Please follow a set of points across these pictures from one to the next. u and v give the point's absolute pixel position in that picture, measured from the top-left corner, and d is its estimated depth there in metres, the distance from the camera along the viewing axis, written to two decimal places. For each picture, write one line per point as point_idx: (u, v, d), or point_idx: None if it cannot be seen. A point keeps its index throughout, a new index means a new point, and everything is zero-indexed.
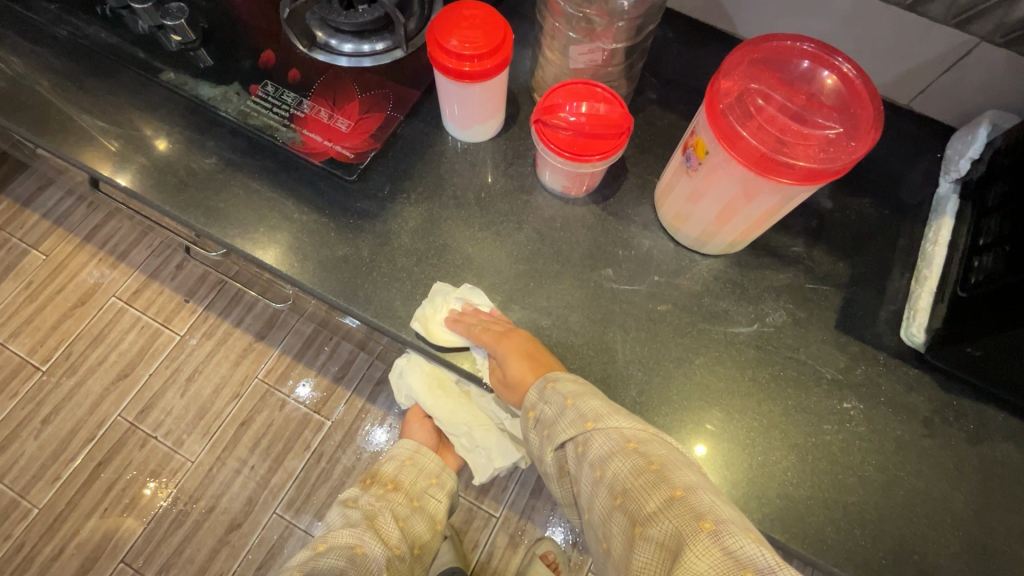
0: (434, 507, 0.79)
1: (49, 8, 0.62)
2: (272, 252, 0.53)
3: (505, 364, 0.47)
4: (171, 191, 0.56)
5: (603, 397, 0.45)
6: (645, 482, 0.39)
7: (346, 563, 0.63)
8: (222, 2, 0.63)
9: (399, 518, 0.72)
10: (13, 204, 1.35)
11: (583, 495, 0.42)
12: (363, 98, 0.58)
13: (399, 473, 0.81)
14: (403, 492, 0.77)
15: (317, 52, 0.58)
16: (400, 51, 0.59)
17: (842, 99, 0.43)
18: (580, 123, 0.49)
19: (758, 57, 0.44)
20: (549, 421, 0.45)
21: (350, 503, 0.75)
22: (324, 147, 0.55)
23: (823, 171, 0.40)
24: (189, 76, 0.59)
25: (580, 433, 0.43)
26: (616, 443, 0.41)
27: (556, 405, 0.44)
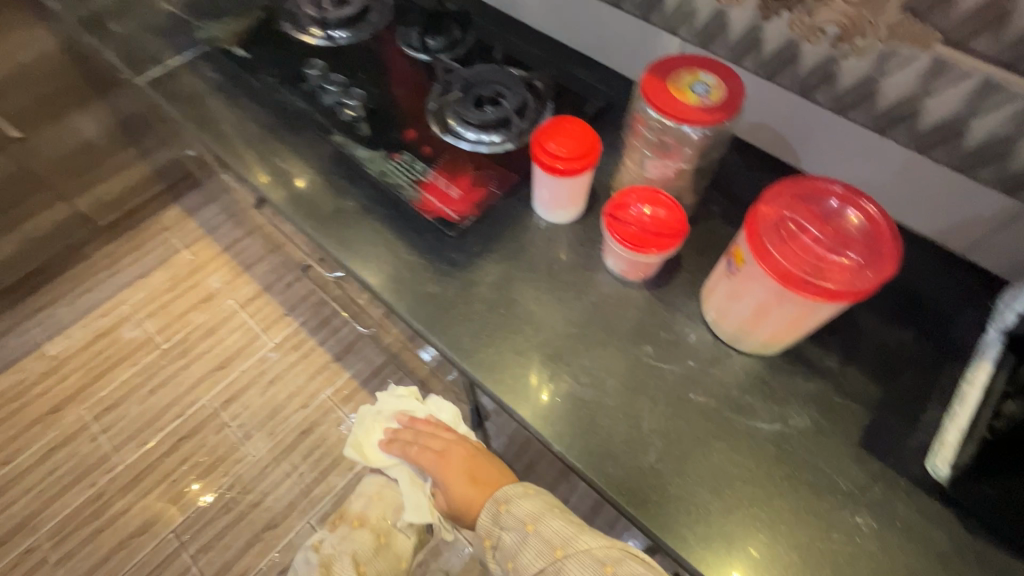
0: (402, 544, 0.87)
1: (270, 80, 0.83)
2: (377, 278, 0.67)
3: (442, 485, 0.74)
4: (316, 221, 0.72)
5: (548, 511, 0.64)
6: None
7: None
8: (387, 92, 0.82)
9: (359, 560, 0.83)
10: (181, 212, 1.68)
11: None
12: (475, 175, 0.73)
13: (365, 509, 0.89)
14: (369, 528, 0.87)
15: (447, 134, 0.76)
16: (510, 145, 0.75)
17: (867, 233, 0.50)
18: (642, 221, 0.59)
19: (794, 190, 0.53)
20: (512, 550, 0.63)
21: (317, 545, 0.87)
22: (436, 207, 0.70)
23: (841, 294, 0.47)
24: (351, 141, 0.77)
25: (552, 559, 0.59)
26: (594, 569, 0.57)
27: (519, 533, 0.63)
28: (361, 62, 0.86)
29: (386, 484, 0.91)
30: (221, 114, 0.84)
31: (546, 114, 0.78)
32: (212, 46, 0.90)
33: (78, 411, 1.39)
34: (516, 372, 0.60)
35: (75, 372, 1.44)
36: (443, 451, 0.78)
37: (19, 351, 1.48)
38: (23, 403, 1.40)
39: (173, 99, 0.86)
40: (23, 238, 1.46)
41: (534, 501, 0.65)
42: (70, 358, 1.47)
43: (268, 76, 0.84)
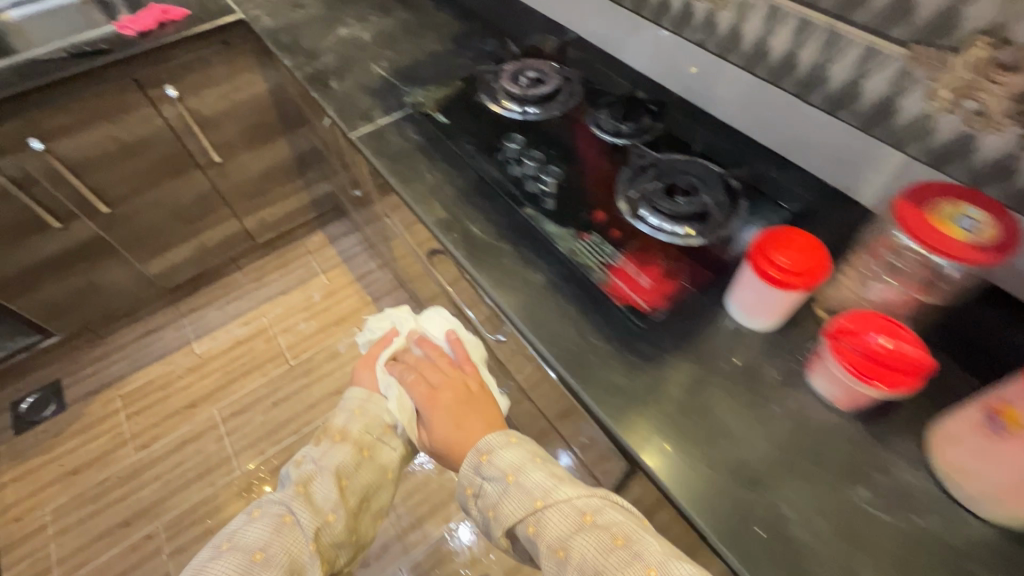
0: (387, 458, 0.77)
1: (468, 147, 0.88)
2: (508, 298, 0.71)
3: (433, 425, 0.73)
4: (502, 288, 0.73)
5: (533, 463, 0.63)
6: (612, 556, 0.54)
7: (271, 533, 0.66)
8: (577, 170, 0.84)
9: (341, 475, 0.72)
10: (324, 239, 1.88)
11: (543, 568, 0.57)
12: (666, 267, 0.72)
13: (348, 424, 0.77)
14: (351, 443, 0.75)
15: (635, 217, 0.76)
16: (700, 240, 0.73)
17: None
18: (879, 352, 0.54)
19: None
20: (494, 501, 0.63)
21: (301, 461, 0.75)
22: (628, 295, 0.68)
23: None
24: (541, 215, 0.78)
25: (531, 510, 0.60)
26: (574, 521, 0.57)
27: (499, 482, 0.63)
28: (553, 138, 0.89)
29: (370, 397, 0.79)
30: (417, 168, 0.88)
31: (738, 222, 0.76)
32: (416, 109, 0.98)
33: (211, 410, 1.50)
34: (655, 426, 0.60)
35: (213, 373, 1.57)
36: (435, 386, 0.76)
37: (171, 345, 1.64)
38: (167, 394, 1.54)
39: (377, 149, 0.92)
40: (198, 246, 1.64)
41: (519, 451, 0.65)
42: (212, 359, 1.61)
43: (465, 142, 0.89)
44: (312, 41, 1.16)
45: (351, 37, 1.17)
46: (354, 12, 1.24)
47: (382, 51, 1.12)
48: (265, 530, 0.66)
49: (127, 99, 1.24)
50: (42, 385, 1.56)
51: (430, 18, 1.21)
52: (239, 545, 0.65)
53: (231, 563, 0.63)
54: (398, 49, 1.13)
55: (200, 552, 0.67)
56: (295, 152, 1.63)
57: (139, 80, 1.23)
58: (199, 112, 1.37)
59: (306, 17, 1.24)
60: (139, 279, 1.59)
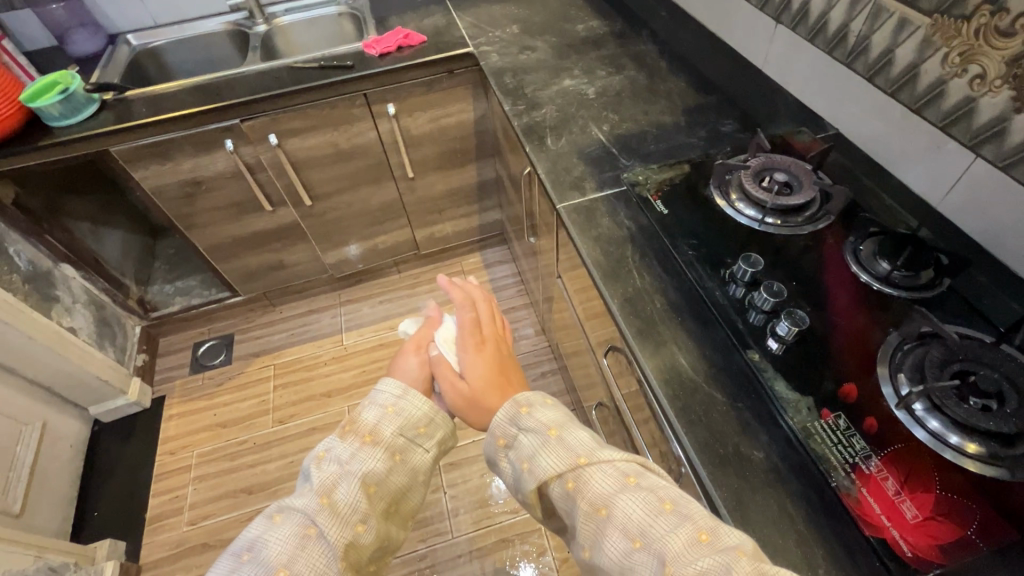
0: (420, 462, 0.60)
1: (688, 252, 0.76)
2: (654, 366, 0.68)
3: (472, 361, 0.66)
4: (707, 451, 0.60)
5: (567, 416, 0.57)
6: (665, 522, 0.45)
7: (295, 548, 0.50)
8: (826, 318, 0.68)
9: (369, 479, 0.56)
10: (480, 263, 1.88)
11: (579, 528, 0.49)
12: (941, 497, 0.53)
13: (381, 423, 0.60)
14: (384, 447, 0.58)
15: (900, 407, 0.57)
16: (1000, 470, 0.53)
17: None
18: None
19: None
20: (530, 456, 0.54)
21: (323, 457, 0.57)
22: (879, 517, 0.52)
23: None
24: (771, 367, 0.64)
25: (573, 466, 0.52)
26: (617, 482, 0.50)
27: (540, 436, 0.55)
28: (798, 266, 0.73)
29: (405, 393, 0.62)
30: (624, 263, 0.79)
31: None
32: (632, 188, 0.88)
33: (341, 405, 1.56)
34: None
35: (352, 370, 1.64)
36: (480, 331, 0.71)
37: (325, 330, 1.75)
38: (310, 377, 1.64)
39: (583, 227, 0.85)
40: (371, 246, 1.73)
41: (555, 408, 0.58)
42: (356, 354, 1.68)
43: (686, 245, 0.77)
44: (535, 89, 1.13)
45: (575, 90, 1.11)
46: (582, 63, 1.19)
47: (605, 112, 1.05)
48: (286, 544, 0.50)
49: (352, 112, 1.32)
50: (219, 335, 1.76)
51: (663, 83, 1.11)
52: (260, 562, 0.49)
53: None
54: (623, 113, 1.04)
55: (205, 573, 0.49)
56: (478, 179, 1.64)
57: (367, 96, 1.31)
58: (407, 130, 1.42)
59: (532, 61, 1.21)
60: (316, 264, 1.72)
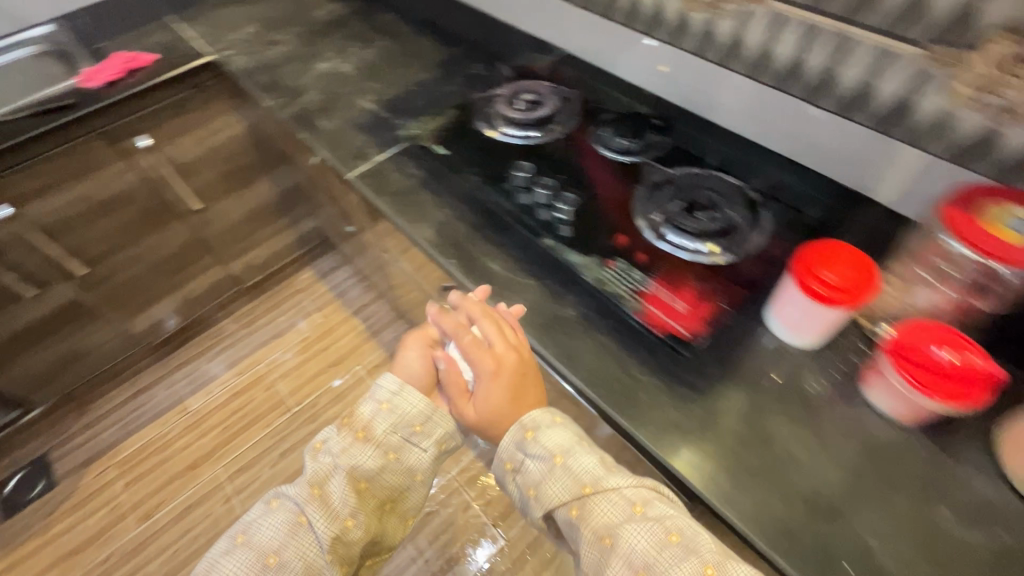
0: (415, 461, 0.71)
1: (474, 179, 0.86)
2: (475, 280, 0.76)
3: (487, 396, 0.66)
4: (533, 326, 0.70)
5: (575, 441, 0.64)
6: (668, 553, 0.55)
7: (286, 534, 0.66)
8: (591, 194, 0.81)
9: (363, 476, 0.69)
10: (313, 275, 1.82)
11: (585, 555, 0.59)
12: (698, 287, 0.69)
13: (374, 419, 0.71)
14: (376, 445, 0.70)
15: (657, 237, 0.74)
16: (726, 257, 0.71)
17: None
18: (946, 367, 0.53)
19: None
20: (540, 482, 0.63)
21: (319, 450, 0.71)
22: (663, 321, 0.66)
23: None
24: (562, 245, 0.76)
25: (581, 496, 0.60)
26: (623, 512, 0.59)
27: (547, 459, 0.63)
28: (560, 162, 0.86)
29: (401, 389, 0.72)
30: (423, 206, 0.85)
31: (755, 235, 0.74)
32: (412, 142, 0.95)
33: (213, 469, 1.43)
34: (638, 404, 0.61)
35: (212, 430, 1.50)
36: (490, 357, 0.66)
37: (165, 405, 1.56)
38: (165, 457, 1.46)
39: (377, 188, 0.88)
40: (183, 297, 1.57)
41: (564, 429, 0.65)
42: (211, 413, 1.54)
43: (471, 175, 0.86)
44: (292, 79, 1.11)
45: (332, 71, 1.13)
46: (331, 45, 1.20)
47: (367, 83, 1.09)
48: (279, 529, 0.67)
49: (97, 156, 1.17)
50: (27, 461, 1.46)
51: (412, 46, 1.18)
52: (255, 542, 0.66)
53: (243, 558, 0.66)
54: (383, 81, 1.09)
55: (219, 542, 0.69)
56: (277, 191, 1.57)
57: (108, 133, 1.16)
58: (174, 160, 1.30)
59: (281, 55, 1.19)
60: (123, 338, 1.51)
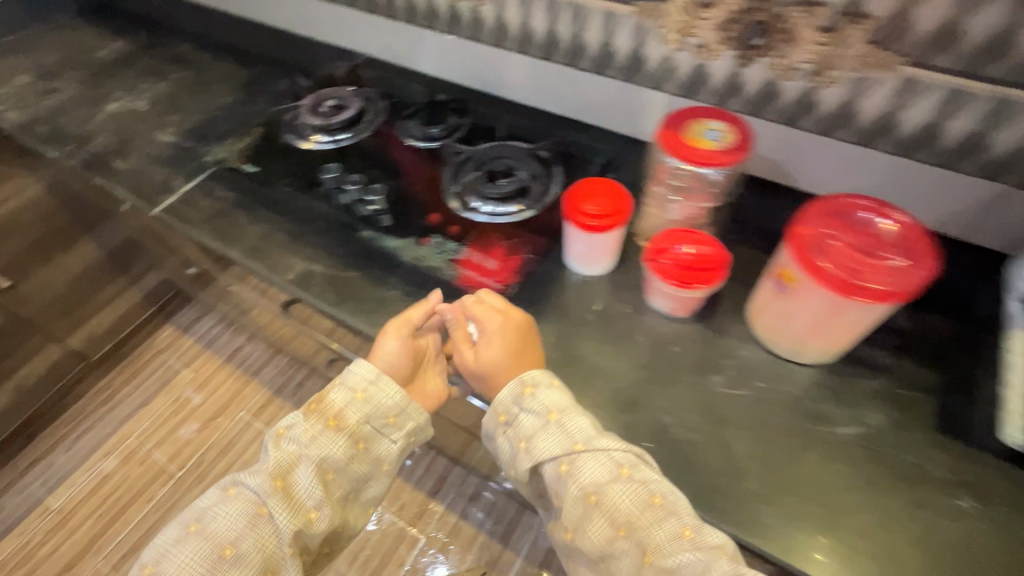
0: (384, 450, 0.66)
1: (286, 189, 0.87)
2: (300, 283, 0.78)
3: (486, 347, 0.63)
4: (362, 312, 0.74)
5: (572, 401, 0.59)
6: (650, 514, 0.54)
7: (245, 525, 0.60)
8: (403, 181, 0.86)
9: (327, 466, 0.63)
10: (174, 330, 1.68)
11: (566, 507, 0.57)
12: (506, 244, 0.77)
13: (345, 407, 0.65)
14: (346, 434, 0.64)
15: (466, 209, 0.78)
16: (530, 211, 0.77)
17: (905, 240, 0.54)
18: (687, 260, 0.63)
19: (833, 211, 0.57)
20: (530, 435, 0.59)
21: (282, 436, 0.64)
22: (478, 280, 0.74)
23: (889, 293, 0.51)
24: (379, 233, 0.81)
25: (569, 452, 0.57)
26: (610, 471, 0.55)
27: (540, 415, 0.58)
28: (370, 156, 0.90)
29: (376, 379, 0.66)
30: (240, 225, 0.85)
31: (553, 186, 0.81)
32: (220, 166, 0.93)
33: (95, 562, 1.30)
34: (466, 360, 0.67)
35: (84, 522, 1.36)
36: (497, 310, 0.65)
37: (20, 511, 1.38)
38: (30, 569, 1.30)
39: (185, 218, 0.86)
40: (14, 389, 1.38)
41: (563, 391, 0.60)
42: (79, 505, 1.38)
43: (283, 185, 0.88)
44: (78, 125, 1.04)
45: (125, 110, 1.07)
46: (121, 84, 1.14)
47: (166, 116, 1.05)
48: (236, 519, 0.61)
49: None
50: None
51: (211, 71, 1.14)
52: (209, 533, 0.60)
53: (195, 548, 0.60)
54: (183, 111, 1.06)
55: (169, 528, 0.63)
56: (105, 249, 1.44)
57: None
58: None
59: (63, 101, 1.10)
60: None
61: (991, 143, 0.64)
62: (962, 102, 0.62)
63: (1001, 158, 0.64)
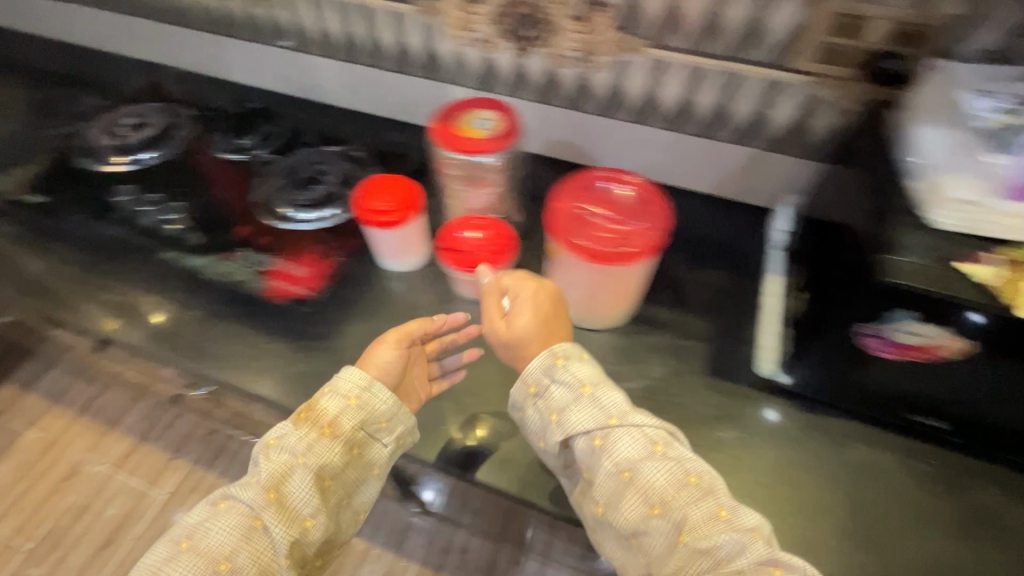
0: (376, 453, 0.56)
1: (75, 218, 0.81)
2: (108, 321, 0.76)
3: (517, 315, 0.56)
4: (164, 339, 0.73)
5: (603, 375, 0.54)
6: (685, 494, 0.48)
7: (238, 539, 0.49)
8: (211, 197, 0.83)
9: (320, 476, 0.52)
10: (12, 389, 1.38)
11: (599, 483, 0.50)
12: (320, 250, 0.76)
13: (340, 412, 0.55)
14: (341, 440, 0.54)
15: (284, 221, 0.77)
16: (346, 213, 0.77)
17: (640, 205, 0.59)
18: (472, 244, 0.66)
19: (581, 186, 0.61)
20: (562, 407, 0.52)
21: (273, 445, 0.53)
22: (287, 290, 0.72)
23: (626, 257, 0.56)
24: (183, 254, 0.78)
25: (602, 427, 0.50)
26: (645, 448, 0.49)
27: (574, 389, 0.52)
28: (177, 175, 0.86)
29: (369, 384, 0.57)
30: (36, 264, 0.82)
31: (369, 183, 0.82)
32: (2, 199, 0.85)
33: None
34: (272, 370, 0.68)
35: None
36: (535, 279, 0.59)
37: None
38: None
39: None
40: None
41: (593, 364, 0.54)
42: None
43: (72, 213, 0.82)
44: None
45: None
46: None
47: None
48: (229, 533, 0.50)
49: None
50: None
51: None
52: (201, 548, 0.49)
53: (188, 569, 0.48)
54: None
55: (155, 545, 0.51)
56: None
57: None
58: None
59: None
60: None
61: (734, 114, 0.71)
62: (700, 79, 0.69)
63: (744, 125, 0.72)
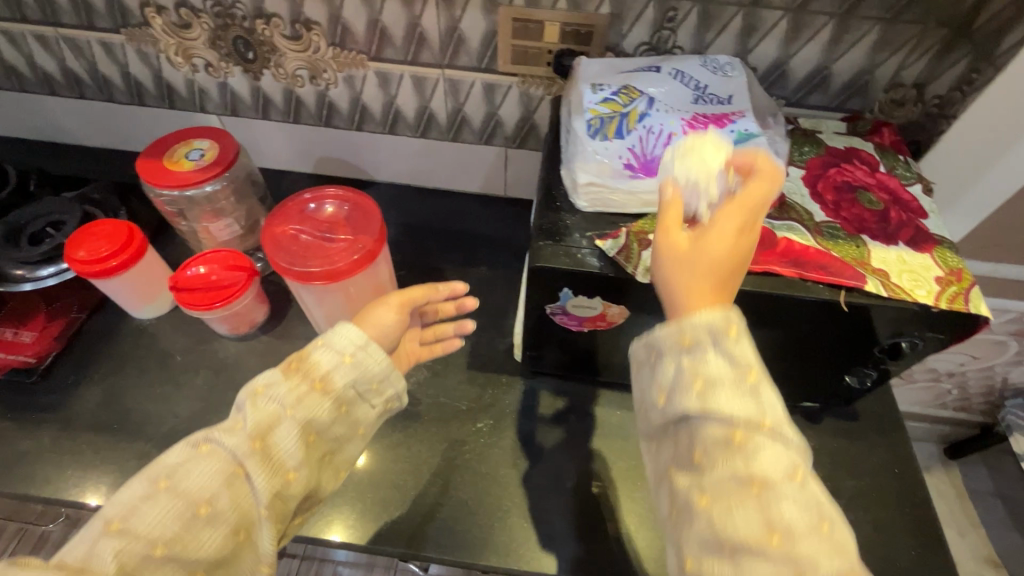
0: (365, 414, 0.46)
1: None
2: None
3: (717, 239, 0.38)
4: None
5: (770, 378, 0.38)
6: (817, 541, 0.34)
7: (221, 482, 0.40)
8: None
9: (309, 426, 0.43)
10: None
11: (711, 479, 0.35)
12: (49, 309, 0.68)
13: (334, 368, 0.44)
14: (330, 397, 0.43)
15: (22, 283, 0.64)
16: None
17: (351, 217, 0.60)
18: (202, 278, 0.63)
19: (290, 211, 0.61)
20: (715, 380, 0.36)
21: (260, 393, 0.42)
22: (5, 360, 0.64)
23: (337, 270, 0.56)
24: None
25: (750, 422, 0.35)
26: (787, 467, 0.35)
27: (738, 363, 0.36)
28: None
29: (364, 343, 0.45)
30: None
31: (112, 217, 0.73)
32: None
33: None
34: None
35: None
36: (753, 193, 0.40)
37: None
38: None
39: None
40: None
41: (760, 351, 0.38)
42: None
43: None
44: None
45: None
46: None
47: None
48: (210, 475, 0.40)
49: None
50: None
51: None
52: (180, 488, 0.39)
53: (166, 511, 0.38)
54: None
55: (124, 482, 0.40)
56: None
57: None
58: None
59: None
60: None
61: (470, 117, 0.74)
62: (425, 86, 0.71)
63: (481, 126, 0.75)
